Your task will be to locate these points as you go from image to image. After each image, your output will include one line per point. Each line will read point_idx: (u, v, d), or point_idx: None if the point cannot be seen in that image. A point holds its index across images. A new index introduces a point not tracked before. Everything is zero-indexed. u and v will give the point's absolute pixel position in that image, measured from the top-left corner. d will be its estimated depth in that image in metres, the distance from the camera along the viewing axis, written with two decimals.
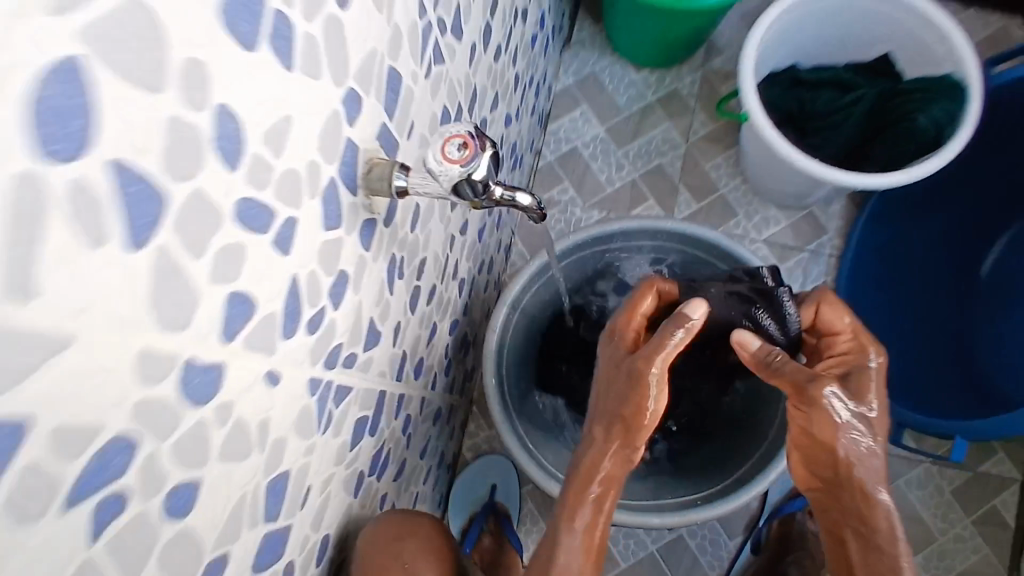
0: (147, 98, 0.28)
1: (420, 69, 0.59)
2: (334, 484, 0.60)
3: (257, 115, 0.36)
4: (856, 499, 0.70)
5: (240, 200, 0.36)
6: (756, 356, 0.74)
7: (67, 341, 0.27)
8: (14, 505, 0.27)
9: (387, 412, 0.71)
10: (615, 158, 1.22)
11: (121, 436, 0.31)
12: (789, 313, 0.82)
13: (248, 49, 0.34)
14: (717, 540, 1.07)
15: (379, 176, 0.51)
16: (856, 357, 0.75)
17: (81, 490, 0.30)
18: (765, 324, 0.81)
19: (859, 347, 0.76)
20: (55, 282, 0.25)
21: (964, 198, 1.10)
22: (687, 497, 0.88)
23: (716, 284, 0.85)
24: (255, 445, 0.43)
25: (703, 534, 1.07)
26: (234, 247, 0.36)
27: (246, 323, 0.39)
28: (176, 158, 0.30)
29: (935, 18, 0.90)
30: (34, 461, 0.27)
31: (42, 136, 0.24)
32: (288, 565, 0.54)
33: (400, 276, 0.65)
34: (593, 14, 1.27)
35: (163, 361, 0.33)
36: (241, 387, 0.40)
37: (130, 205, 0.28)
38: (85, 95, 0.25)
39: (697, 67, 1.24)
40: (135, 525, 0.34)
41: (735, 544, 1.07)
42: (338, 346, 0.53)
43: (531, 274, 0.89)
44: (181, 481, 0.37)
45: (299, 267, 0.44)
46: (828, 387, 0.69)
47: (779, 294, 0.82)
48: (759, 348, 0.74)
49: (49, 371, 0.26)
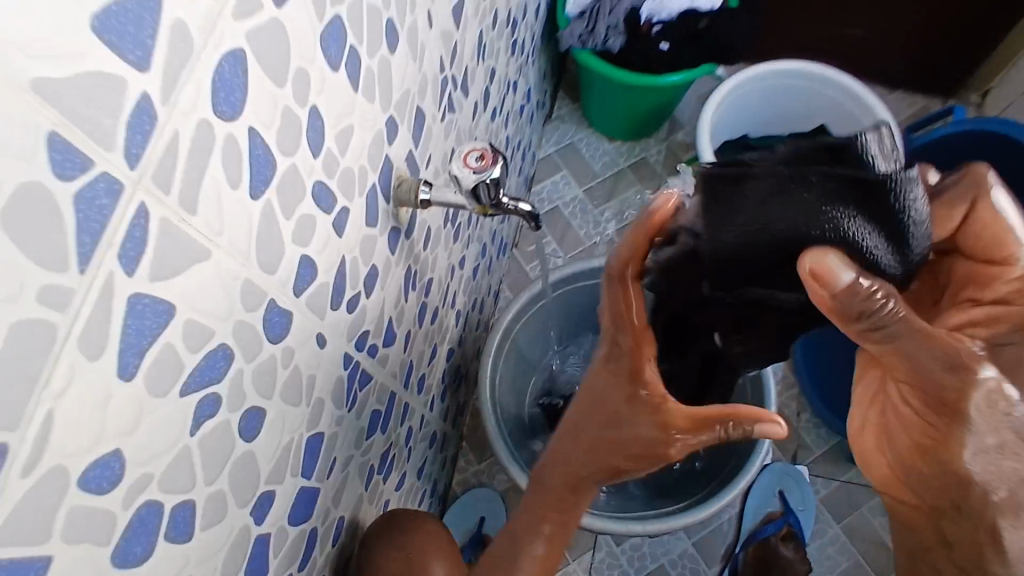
0: (273, 89, 0.39)
1: (438, 112, 0.71)
2: (352, 467, 0.66)
3: (333, 120, 0.47)
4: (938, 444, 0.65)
5: (316, 181, 0.46)
6: (842, 288, 0.56)
7: (206, 254, 0.36)
8: (152, 374, 0.34)
9: (395, 415, 0.78)
10: (592, 216, 1.36)
11: (222, 344, 0.39)
12: (868, 238, 0.56)
13: (334, 69, 0.46)
14: (697, 569, 1.08)
15: (407, 190, 0.62)
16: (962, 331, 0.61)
17: (191, 384, 0.37)
18: (842, 251, 0.55)
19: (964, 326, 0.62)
20: (208, 205, 0.35)
21: None
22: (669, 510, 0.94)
23: (770, 177, 0.56)
24: (304, 395, 0.51)
25: (684, 564, 1.09)
26: (309, 218, 0.46)
27: (309, 285, 0.48)
28: (285, 136, 0.42)
29: (860, 92, 1.10)
30: (171, 341, 0.34)
31: (217, 99, 0.34)
32: (313, 531, 0.58)
33: (413, 287, 0.75)
34: (571, 94, 1.45)
35: (256, 293, 0.41)
36: (300, 337, 0.48)
37: (255, 163, 0.39)
38: (243, 76, 0.36)
39: (663, 139, 1.41)
40: (220, 432, 0.40)
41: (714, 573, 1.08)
42: (366, 333, 0.62)
43: (522, 305, 0.98)
44: (252, 406, 0.43)
45: (347, 250, 0.54)
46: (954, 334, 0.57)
47: (863, 208, 0.56)
48: (850, 277, 0.55)
49: (190, 272, 0.35)
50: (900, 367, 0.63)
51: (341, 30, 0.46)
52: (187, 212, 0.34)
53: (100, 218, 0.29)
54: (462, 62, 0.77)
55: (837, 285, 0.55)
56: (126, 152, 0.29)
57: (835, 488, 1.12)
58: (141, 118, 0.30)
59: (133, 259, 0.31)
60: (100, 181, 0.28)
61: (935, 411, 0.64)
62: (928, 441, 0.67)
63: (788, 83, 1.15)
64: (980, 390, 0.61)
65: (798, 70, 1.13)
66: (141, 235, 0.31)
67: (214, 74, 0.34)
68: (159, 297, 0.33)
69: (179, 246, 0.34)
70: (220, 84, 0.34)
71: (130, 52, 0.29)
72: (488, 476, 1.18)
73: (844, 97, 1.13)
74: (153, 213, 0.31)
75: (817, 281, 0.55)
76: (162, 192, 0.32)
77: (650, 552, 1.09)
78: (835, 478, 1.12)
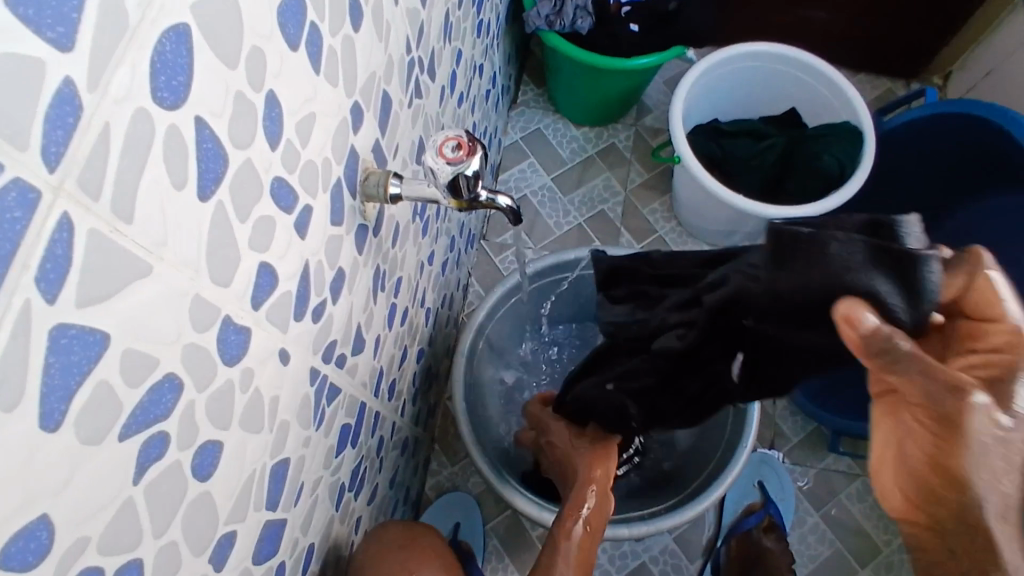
0: (225, 72, 0.33)
1: (405, 97, 0.66)
2: (321, 489, 0.60)
3: (293, 108, 0.41)
4: (953, 498, 0.49)
5: (275, 178, 0.41)
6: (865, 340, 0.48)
7: (147, 270, 0.30)
8: (85, 421, 0.27)
9: (366, 426, 0.72)
10: (561, 205, 1.32)
11: (169, 374, 0.33)
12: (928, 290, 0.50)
13: (293, 49, 0.40)
14: (678, 565, 1.07)
15: (374, 184, 0.56)
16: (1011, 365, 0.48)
17: (133, 424, 0.31)
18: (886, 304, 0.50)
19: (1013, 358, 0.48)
20: (146, 212, 0.29)
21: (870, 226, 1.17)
22: (654, 509, 0.91)
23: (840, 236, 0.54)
24: (266, 420, 0.45)
25: (665, 560, 1.07)
26: (268, 220, 0.41)
27: (270, 295, 0.42)
28: (239, 127, 0.35)
29: (832, 76, 1.07)
30: (108, 377, 0.28)
31: (157, 83, 0.28)
32: (280, 566, 0.52)
33: (382, 288, 0.69)
34: (535, 78, 1.40)
35: (208, 310, 0.35)
36: (261, 356, 0.43)
37: (204, 159, 0.33)
38: (189, 56, 0.30)
39: (631, 124, 1.37)
40: (170, 474, 0.35)
41: (696, 568, 1.07)
42: (333, 342, 0.56)
43: (495, 301, 0.93)
44: (207, 439, 0.37)
45: (311, 253, 0.48)
46: (972, 397, 0.45)
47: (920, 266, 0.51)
48: (873, 328, 0.48)
49: (129, 293, 0.29)
50: (911, 394, 0.48)
51: (298, 4, 0.40)
52: (124, 221, 0.28)
53: (11, 235, 0.23)
54: (428, 44, 0.71)
55: (863, 330, 0.48)
56: (42, 152, 0.23)
57: (812, 476, 1.11)
58: (63, 107, 0.24)
59: (56, 282, 0.25)
60: (12, 189, 0.22)
61: (947, 436, 0.47)
62: (942, 462, 0.49)
63: (756, 66, 1.12)
64: (977, 414, 0.45)
65: (765, 52, 1.10)
66: (65, 253, 0.25)
67: (154, 54, 0.28)
68: (90, 326, 0.27)
69: (114, 262, 0.28)
70: (160, 65, 0.28)
71: (46, 28, 0.23)
72: (461, 479, 1.14)
73: (814, 79, 1.10)
74: (80, 225, 0.25)
75: (846, 329, 0.49)
76: (91, 199, 0.26)
77: (631, 550, 1.07)
78: (812, 466, 1.11)
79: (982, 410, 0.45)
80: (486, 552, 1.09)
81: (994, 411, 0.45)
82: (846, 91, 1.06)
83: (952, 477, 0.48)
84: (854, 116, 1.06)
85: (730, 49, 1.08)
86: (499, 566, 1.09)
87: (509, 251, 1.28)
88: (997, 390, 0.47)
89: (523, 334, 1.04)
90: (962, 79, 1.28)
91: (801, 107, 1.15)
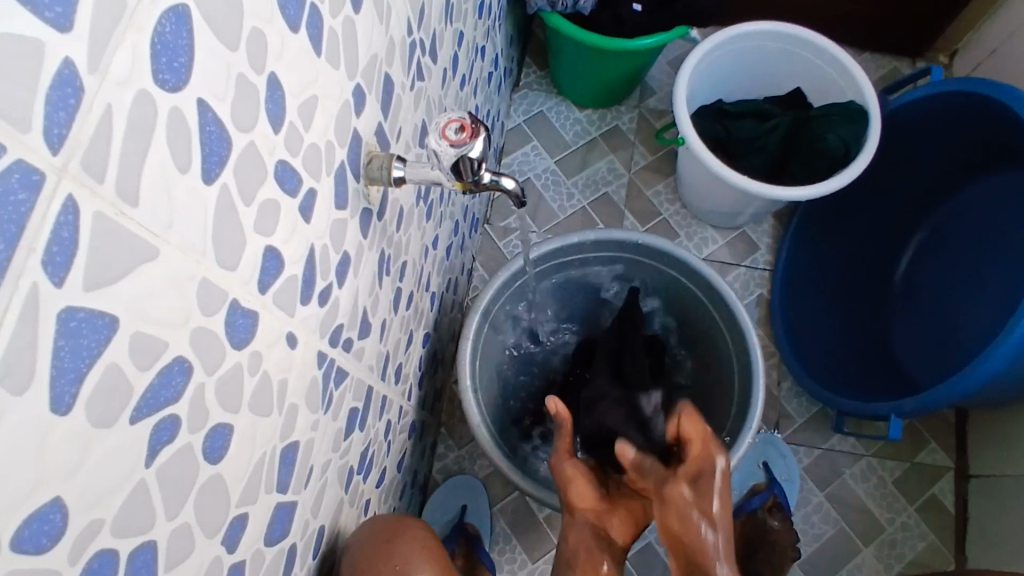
0: (225, 53, 0.33)
1: (407, 80, 0.65)
2: (330, 471, 0.60)
3: (295, 90, 0.41)
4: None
5: (278, 160, 0.40)
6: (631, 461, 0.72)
7: (153, 253, 0.30)
8: (95, 404, 0.28)
9: (374, 410, 0.73)
10: (565, 189, 1.31)
11: (178, 357, 0.33)
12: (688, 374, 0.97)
13: (293, 30, 0.40)
14: None
15: (378, 167, 0.56)
16: (705, 458, 0.65)
17: (144, 408, 0.31)
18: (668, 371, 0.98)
19: (708, 450, 0.66)
20: (150, 195, 0.29)
21: (875, 207, 1.16)
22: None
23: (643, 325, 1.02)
24: (275, 404, 0.45)
25: None
26: (273, 204, 0.41)
27: (276, 278, 0.43)
28: (241, 110, 0.35)
29: (837, 54, 1.06)
30: (117, 361, 0.29)
31: (157, 65, 0.28)
32: (292, 547, 0.53)
33: (387, 272, 0.69)
34: (538, 60, 1.39)
35: (215, 294, 0.36)
36: (268, 340, 0.43)
37: (206, 141, 0.33)
38: (188, 38, 0.30)
39: (634, 105, 1.36)
40: (180, 456, 0.35)
41: None
42: (340, 326, 0.56)
43: (501, 285, 0.92)
44: (217, 422, 0.38)
45: (316, 237, 0.48)
46: (680, 488, 0.63)
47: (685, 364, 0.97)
48: (633, 456, 0.72)
49: (136, 276, 0.29)
50: (670, 500, 0.63)
51: None
52: (128, 204, 0.28)
53: (16, 218, 0.23)
54: (430, 25, 0.70)
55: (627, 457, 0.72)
56: (45, 134, 0.23)
57: (817, 456, 1.11)
58: (64, 88, 0.24)
59: (63, 266, 0.25)
60: (16, 172, 0.23)
61: (675, 536, 0.62)
62: (688, 550, 0.60)
63: (761, 45, 1.11)
64: (676, 502, 0.62)
65: (772, 31, 1.08)
66: (71, 236, 0.25)
67: (153, 35, 0.28)
68: (99, 309, 0.27)
69: (120, 245, 0.28)
70: (160, 47, 0.28)
71: (46, 9, 0.23)
72: (468, 462, 1.14)
73: (821, 58, 1.09)
74: (86, 208, 0.26)
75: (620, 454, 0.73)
76: (95, 180, 0.26)
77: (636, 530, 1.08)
78: (816, 446, 1.12)
79: (683, 498, 0.62)
80: (493, 534, 1.11)
81: (705, 507, 0.61)
82: (852, 70, 1.05)
83: (696, 562, 0.60)
84: (860, 95, 1.05)
85: (736, 29, 1.07)
86: (507, 547, 1.10)
87: (514, 235, 1.27)
88: (700, 480, 0.63)
89: (529, 314, 1.03)
90: (968, 57, 1.26)
91: (806, 86, 1.14)
